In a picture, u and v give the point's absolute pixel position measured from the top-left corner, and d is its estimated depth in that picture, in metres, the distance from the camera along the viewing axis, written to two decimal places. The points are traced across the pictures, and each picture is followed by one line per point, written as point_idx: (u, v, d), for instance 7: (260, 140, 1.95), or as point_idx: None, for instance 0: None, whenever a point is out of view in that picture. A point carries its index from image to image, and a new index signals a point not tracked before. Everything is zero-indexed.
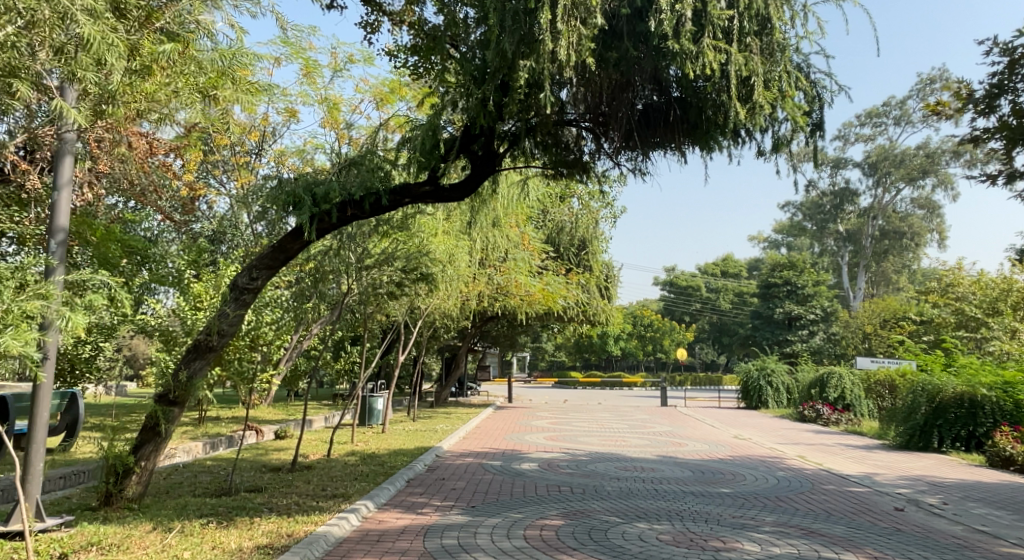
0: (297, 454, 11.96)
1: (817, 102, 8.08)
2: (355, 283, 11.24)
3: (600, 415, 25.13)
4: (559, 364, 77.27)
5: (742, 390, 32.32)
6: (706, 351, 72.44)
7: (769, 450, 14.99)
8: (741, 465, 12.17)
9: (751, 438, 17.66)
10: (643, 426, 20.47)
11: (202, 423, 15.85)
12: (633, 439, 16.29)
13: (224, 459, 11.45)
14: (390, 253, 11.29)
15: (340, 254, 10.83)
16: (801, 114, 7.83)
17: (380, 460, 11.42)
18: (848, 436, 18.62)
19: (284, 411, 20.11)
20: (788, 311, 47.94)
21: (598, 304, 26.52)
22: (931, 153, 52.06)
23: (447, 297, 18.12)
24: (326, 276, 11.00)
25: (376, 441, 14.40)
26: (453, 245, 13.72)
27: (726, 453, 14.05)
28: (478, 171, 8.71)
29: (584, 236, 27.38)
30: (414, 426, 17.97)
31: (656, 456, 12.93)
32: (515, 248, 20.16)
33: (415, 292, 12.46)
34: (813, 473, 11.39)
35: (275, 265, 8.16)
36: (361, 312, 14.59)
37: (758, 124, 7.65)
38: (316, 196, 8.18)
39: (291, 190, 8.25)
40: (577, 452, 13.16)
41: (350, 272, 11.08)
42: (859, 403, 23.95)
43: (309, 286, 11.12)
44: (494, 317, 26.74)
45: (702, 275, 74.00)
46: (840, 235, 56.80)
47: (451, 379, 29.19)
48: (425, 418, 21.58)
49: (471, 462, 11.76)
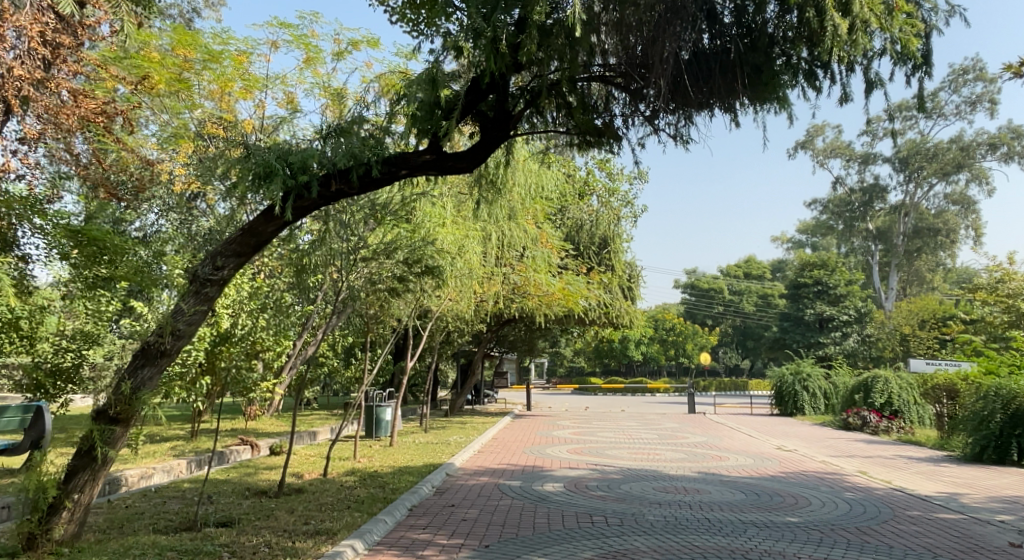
0: (289, 475, 10.53)
1: (926, 27, 6.85)
2: (351, 279, 9.78)
3: (627, 423, 23.55)
4: (579, 370, 75.56)
5: (775, 396, 30.56)
6: (730, 355, 70.37)
7: (822, 464, 13.40)
8: (799, 484, 10.64)
9: (797, 450, 16.03)
10: (675, 437, 18.84)
11: (193, 438, 14.50)
12: (667, 452, 14.74)
13: (204, 480, 9.99)
14: (387, 242, 9.80)
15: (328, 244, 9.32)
16: (912, 36, 6.57)
17: (382, 481, 9.92)
18: (904, 447, 16.92)
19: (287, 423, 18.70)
20: (819, 312, 45.97)
21: (622, 306, 24.93)
22: (965, 146, 49.97)
23: (459, 296, 16.68)
24: (311, 270, 9.49)
25: (383, 457, 12.94)
26: (467, 238, 12.22)
27: (775, 468, 12.49)
28: (490, 135, 7.23)
29: (607, 234, 25.71)
30: (426, 439, 16.49)
31: (697, 474, 11.39)
32: (532, 244, 18.69)
33: (419, 292, 10.96)
34: (887, 495, 9.87)
35: (245, 252, 6.65)
36: (360, 313, 13.14)
37: (858, 47, 6.35)
38: (292, 165, 6.70)
39: (260, 159, 6.78)
40: (608, 468, 11.65)
41: (343, 266, 9.61)
42: (910, 411, 22.35)
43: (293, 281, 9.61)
44: (511, 320, 25.23)
45: (725, 277, 71.94)
46: (869, 233, 54.74)
47: (468, 385, 27.66)
48: (438, 429, 20.11)
49: (486, 483, 10.24)
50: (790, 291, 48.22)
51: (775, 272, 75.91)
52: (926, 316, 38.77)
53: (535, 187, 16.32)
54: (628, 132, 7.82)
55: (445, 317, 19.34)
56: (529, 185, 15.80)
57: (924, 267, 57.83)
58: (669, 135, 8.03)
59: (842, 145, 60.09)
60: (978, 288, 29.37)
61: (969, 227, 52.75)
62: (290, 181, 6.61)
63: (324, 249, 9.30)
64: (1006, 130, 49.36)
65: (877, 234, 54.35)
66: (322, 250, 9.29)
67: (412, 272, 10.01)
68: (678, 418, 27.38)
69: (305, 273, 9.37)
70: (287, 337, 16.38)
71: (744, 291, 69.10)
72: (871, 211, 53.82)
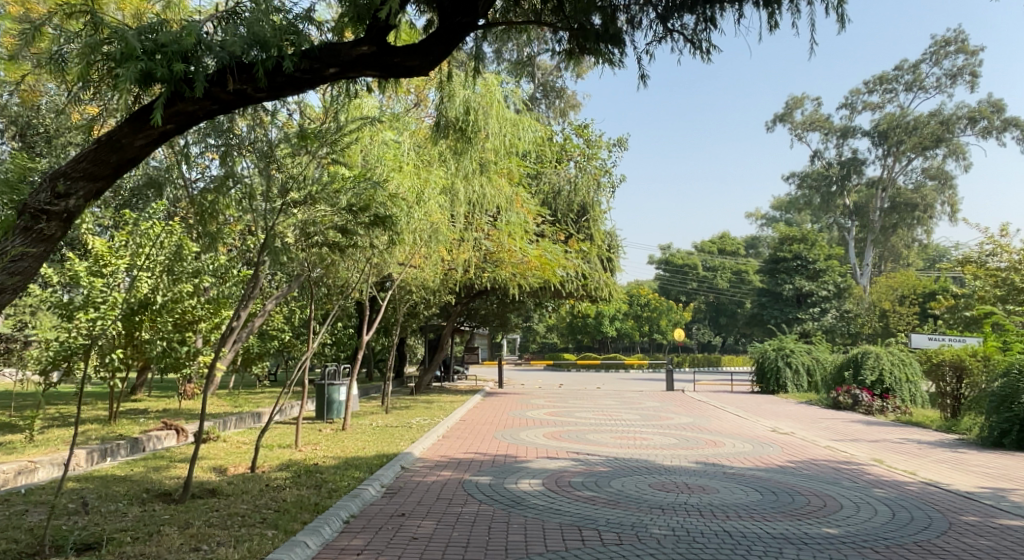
0: (208, 470, 8.69)
1: None
2: (280, 227, 7.90)
3: (604, 402, 22.07)
4: (552, 346, 74.14)
5: (757, 372, 29.19)
6: (703, 331, 69.20)
7: (829, 451, 11.90)
8: (818, 478, 9.08)
9: (794, 432, 14.55)
10: (660, 417, 17.29)
11: (112, 422, 12.57)
12: (655, 436, 13.15)
13: (99, 477, 8.11)
14: (326, 182, 7.87)
15: (244, 182, 7.40)
16: None
17: (321, 478, 8.15)
18: (908, 429, 15.57)
19: (230, 403, 16.84)
20: (798, 287, 44.71)
21: (601, 277, 23.28)
22: (945, 120, 48.95)
23: (423, 258, 14.87)
24: (220, 215, 7.59)
25: (331, 444, 11.18)
26: (432, 187, 10.34)
27: (781, 457, 10.90)
28: (448, 25, 5.46)
29: (585, 201, 23.94)
30: (385, 422, 14.67)
31: (696, 465, 9.77)
32: (507, 205, 16.88)
33: (367, 250, 9.12)
34: (925, 492, 8.33)
35: (102, 171, 4.75)
36: (303, 275, 11.26)
37: None
38: (157, 43, 4.84)
39: (114, 39, 4.91)
40: (592, 459, 9.96)
41: (266, 215, 7.71)
42: (901, 388, 21.19)
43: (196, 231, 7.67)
44: (482, 291, 23.46)
45: (700, 253, 70.51)
46: (847, 209, 53.74)
47: (435, 361, 25.80)
48: (401, 409, 18.35)
49: (448, 480, 8.46)
50: (770, 266, 46.95)
51: (750, 248, 74.84)
52: (906, 291, 37.85)
53: (511, 139, 14.49)
54: (634, 35, 6.26)
55: (407, 285, 17.53)
56: (503, 135, 13.99)
57: (901, 243, 57.03)
58: (687, 42, 6.34)
59: (821, 118, 58.84)
60: (967, 262, 28.21)
61: (945, 202, 51.93)
62: (157, 69, 4.75)
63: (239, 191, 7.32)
64: (986, 104, 48.47)
65: (854, 209, 53.46)
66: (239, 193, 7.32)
67: (359, 222, 8.14)
68: (657, 396, 25.95)
69: (209, 217, 7.33)
70: (225, 304, 14.42)
71: (718, 267, 67.83)
72: (849, 185, 52.86)
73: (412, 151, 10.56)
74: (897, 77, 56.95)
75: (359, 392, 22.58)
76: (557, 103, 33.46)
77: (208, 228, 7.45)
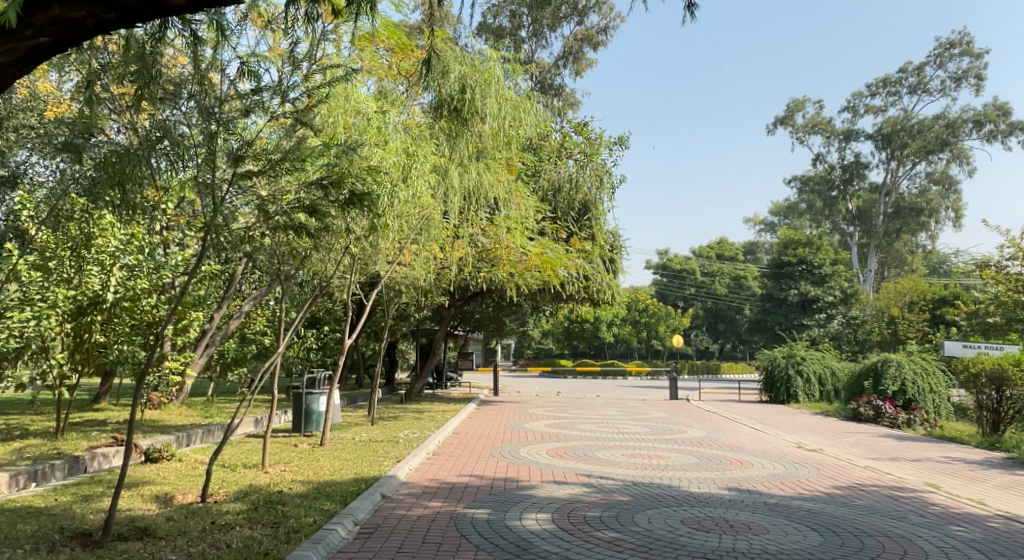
0: (150, 502, 7.24)
1: None
2: (228, 201, 6.29)
3: (607, 412, 20.66)
4: (548, 351, 72.61)
5: (765, 381, 27.82)
6: (701, 338, 67.77)
7: (873, 473, 10.54)
8: (878, 511, 7.70)
9: (824, 450, 13.13)
10: (672, 430, 15.88)
11: (57, 437, 11.07)
12: (673, 455, 11.70)
13: (12, 510, 6.65)
14: (289, 147, 6.38)
15: (179, 138, 5.84)
16: None
17: (282, 512, 6.68)
18: (945, 444, 14.23)
19: (200, 413, 15.36)
20: (803, 292, 43.29)
21: (604, 279, 21.81)
22: (950, 123, 47.72)
23: (415, 252, 13.47)
24: (148, 184, 6.00)
25: (303, 463, 9.72)
26: (421, 164, 8.87)
27: (823, 482, 9.52)
28: None
29: (587, 199, 22.53)
30: (370, 435, 13.20)
31: (730, 494, 8.37)
32: (506, 199, 15.48)
33: (342, 236, 7.64)
34: (1010, 531, 6.98)
35: None
36: (270, 268, 9.79)
37: None
38: None
39: None
40: (607, 485, 8.53)
41: (206, 187, 6.10)
42: (925, 399, 19.91)
43: (118, 206, 6.21)
44: (478, 293, 22.04)
45: (697, 258, 69.06)
46: (850, 213, 52.46)
47: (427, 367, 24.30)
48: (388, 420, 16.86)
49: (439, 513, 7.02)
50: (773, 270, 45.58)
51: (749, 254, 73.50)
52: (914, 296, 36.57)
53: (511, 123, 13.06)
54: None
55: (395, 283, 16.06)
56: (503, 117, 12.54)
57: (905, 249, 55.74)
58: None
59: (824, 120, 57.65)
60: (985, 267, 26.87)
61: (950, 208, 50.66)
62: None
63: (168, 149, 5.81)
64: (992, 107, 47.32)
65: (857, 214, 52.21)
66: (168, 154, 5.82)
67: (331, 201, 6.58)
68: (662, 406, 24.52)
69: (129, 186, 5.86)
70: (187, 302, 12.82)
71: (717, 273, 66.45)
72: (852, 190, 51.69)
73: (393, 123, 9.09)
74: (900, 80, 55.81)
75: (345, 400, 21.11)
76: (555, 101, 32.12)
77: (129, 200, 5.99)
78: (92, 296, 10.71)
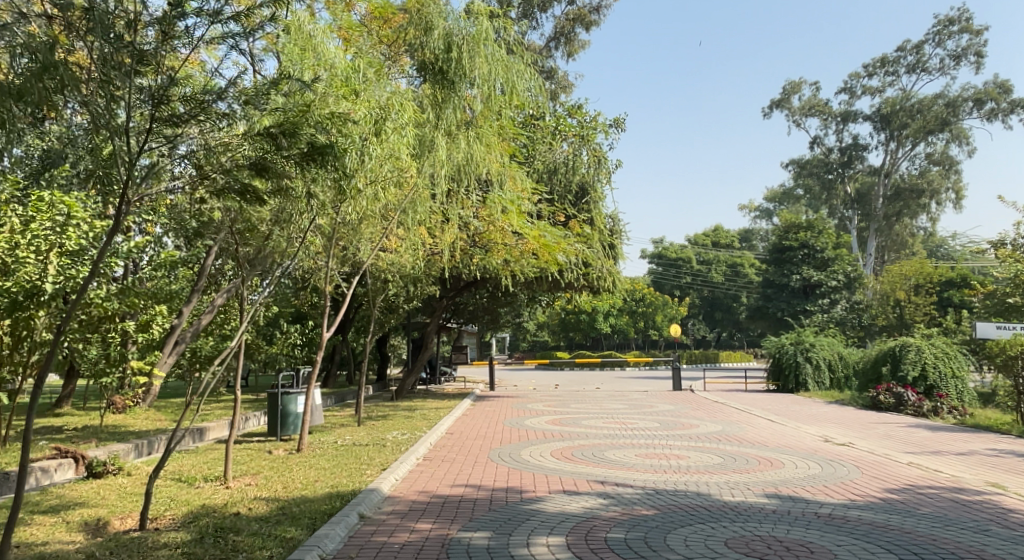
0: (77, 532, 5.94)
1: None
2: (143, 149, 4.89)
3: (611, 406, 19.44)
4: (544, 344, 71.31)
5: (773, 369, 26.65)
6: (699, 327, 66.55)
7: (922, 472, 9.34)
8: (953, 522, 6.49)
9: (855, 444, 11.91)
10: (684, 425, 14.65)
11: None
12: (692, 453, 10.46)
13: None
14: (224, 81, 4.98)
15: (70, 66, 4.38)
16: None
17: (231, 545, 5.39)
18: (985, 434, 13.06)
19: (169, 417, 14.01)
20: (805, 277, 42.07)
21: (604, 265, 20.54)
22: (950, 102, 46.51)
23: (401, 232, 12.22)
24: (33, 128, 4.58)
25: (272, 475, 8.42)
26: (401, 120, 7.84)
27: (871, 484, 8.31)
28: None
29: (584, 180, 21.27)
30: (354, 438, 11.91)
31: (772, 503, 7.14)
32: (499, 175, 14.20)
33: (302, 201, 6.34)
34: None
35: None
36: (224, 243, 8.46)
37: None
38: None
39: None
40: (627, 495, 7.28)
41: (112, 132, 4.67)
42: (948, 385, 18.82)
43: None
44: (472, 282, 20.77)
45: (693, 245, 67.73)
46: (849, 197, 51.28)
47: (419, 361, 23.00)
48: (376, 419, 15.59)
49: (427, 539, 5.72)
50: (774, 256, 44.34)
51: (745, 241, 72.20)
52: (920, 279, 35.03)
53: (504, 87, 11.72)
54: None
55: (380, 270, 14.76)
56: (496, 81, 11.22)
57: (905, 233, 54.57)
58: None
59: (820, 103, 56.44)
60: (1000, 247, 25.66)
61: (951, 189, 49.39)
62: None
63: (58, 83, 4.39)
64: (993, 85, 46.13)
65: (856, 198, 51.06)
66: (58, 88, 4.40)
67: (283, 155, 5.23)
68: (666, 397, 23.31)
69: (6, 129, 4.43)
70: (140, 293, 11.82)
71: (713, 260, 65.10)
72: (851, 172, 50.54)
73: (367, 79, 7.92)
74: (898, 59, 54.56)
75: (332, 398, 19.85)
76: (548, 84, 30.82)
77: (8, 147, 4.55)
78: (28, 288, 9.13)
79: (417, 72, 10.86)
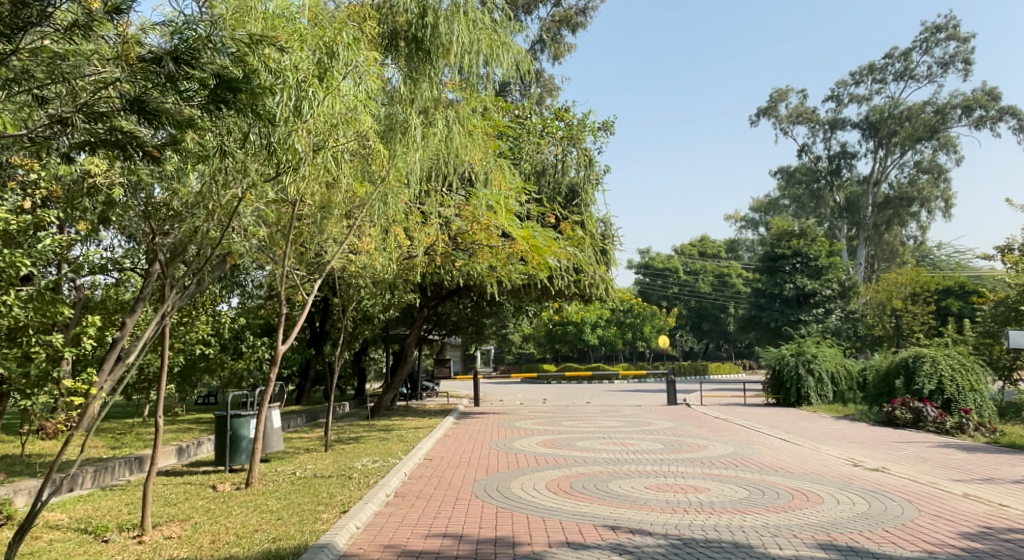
0: None
1: None
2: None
3: (606, 424, 17.92)
4: (529, 356, 69.60)
5: (773, 382, 25.19)
6: (686, 338, 65.04)
7: (989, 508, 7.85)
8: None
9: (890, 469, 10.44)
10: (692, 446, 13.13)
11: None
12: (710, 485, 8.91)
13: None
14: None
15: None
16: None
17: None
18: None
19: (109, 443, 12.32)
20: (799, 286, 40.76)
21: (596, 271, 19.03)
22: (940, 109, 45.60)
23: (371, 231, 10.64)
24: None
25: (204, 522, 6.80)
26: (356, 70, 6.52)
27: (942, 528, 6.80)
28: None
29: (574, 182, 19.81)
30: (317, 467, 10.28)
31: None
32: (483, 167, 12.67)
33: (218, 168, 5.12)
34: None
35: None
36: (138, 236, 7.00)
37: None
38: None
39: None
40: (649, 551, 5.72)
41: None
42: (967, 399, 17.43)
43: None
44: (454, 290, 19.22)
45: (679, 255, 66.46)
46: (838, 206, 50.14)
47: (398, 376, 21.36)
48: (348, 442, 13.95)
49: None
50: (766, 264, 43.03)
51: (731, 252, 70.85)
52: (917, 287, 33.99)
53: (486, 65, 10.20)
54: None
55: (351, 275, 13.18)
56: (479, 53, 9.67)
57: (896, 241, 53.59)
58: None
59: (808, 111, 55.45)
60: (1007, 252, 24.39)
61: (941, 198, 47.99)
62: None
63: None
64: (982, 91, 45.36)
65: (846, 207, 49.97)
66: None
67: (183, 98, 4.03)
68: (661, 412, 21.83)
69: None
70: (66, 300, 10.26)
71: (701, 270, 63.83)
72: (839, 181, 49.67)
73: (307, 22, 6.59)
74: (885, 67, 53.83)
75: (301, 417, 18.16)
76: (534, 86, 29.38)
77: None
78: None
79: (392, 55, 9.31)
